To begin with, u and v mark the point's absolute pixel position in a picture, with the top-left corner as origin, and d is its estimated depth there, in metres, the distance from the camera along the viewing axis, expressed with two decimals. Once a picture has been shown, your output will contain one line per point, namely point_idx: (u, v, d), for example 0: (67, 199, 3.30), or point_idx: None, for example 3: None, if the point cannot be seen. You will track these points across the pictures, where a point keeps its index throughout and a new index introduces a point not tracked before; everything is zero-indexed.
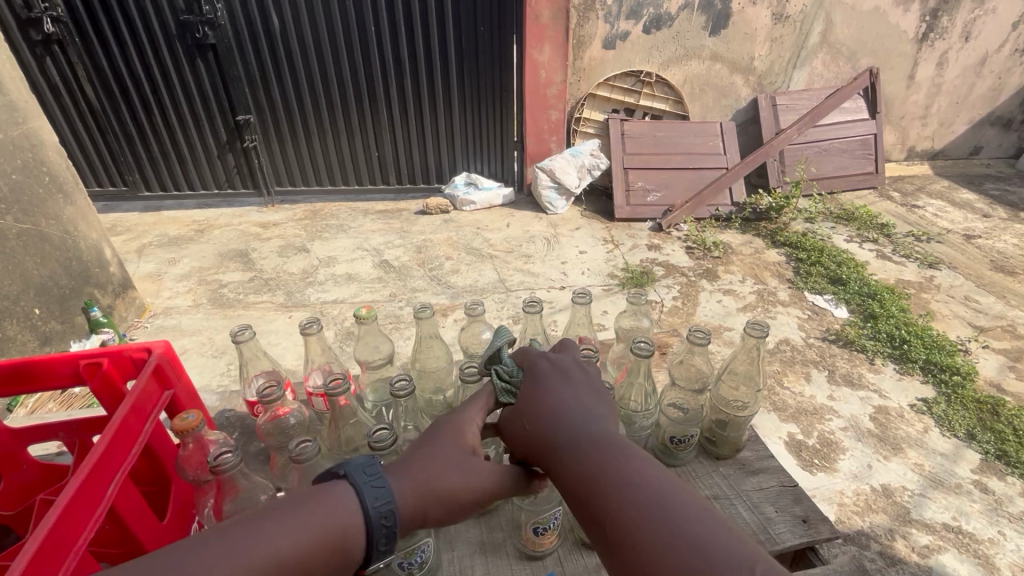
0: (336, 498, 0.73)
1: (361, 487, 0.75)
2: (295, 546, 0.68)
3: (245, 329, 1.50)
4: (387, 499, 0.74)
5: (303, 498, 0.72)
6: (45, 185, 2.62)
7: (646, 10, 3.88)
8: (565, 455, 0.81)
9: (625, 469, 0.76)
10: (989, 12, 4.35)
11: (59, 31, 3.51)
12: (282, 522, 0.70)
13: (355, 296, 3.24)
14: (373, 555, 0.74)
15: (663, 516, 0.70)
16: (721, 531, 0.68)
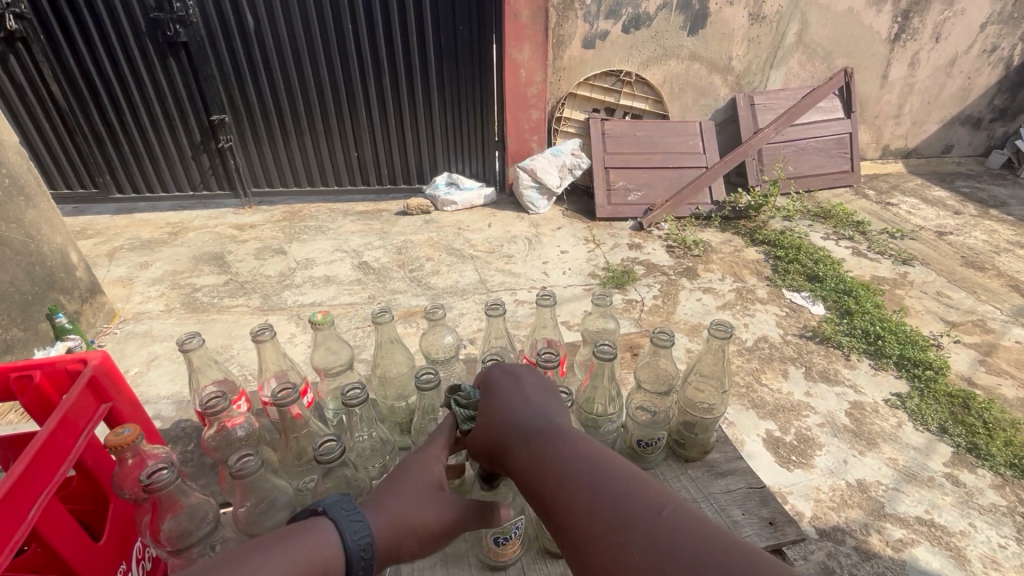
0: (317, 530, 0.64)
1: (339, 520, 0.66)
2: None
3: (195, 334, 1.09)
4: (366, 532, 0.66)
5: (288, 532, 0.63)
6: (5, 189, 2.36)
7: (625, 10, 3.89)
8: (507, 447, 0.76)
9: (562, 447, 0.71)
10: (959, 14, 4.43)
11: (23, 28, 3.45)
12: (269, 555, 0.60)
13: (333, 298, 3.11)
14: None
15: (599, 486, 0.65)
16: (657, 491, 0.64)
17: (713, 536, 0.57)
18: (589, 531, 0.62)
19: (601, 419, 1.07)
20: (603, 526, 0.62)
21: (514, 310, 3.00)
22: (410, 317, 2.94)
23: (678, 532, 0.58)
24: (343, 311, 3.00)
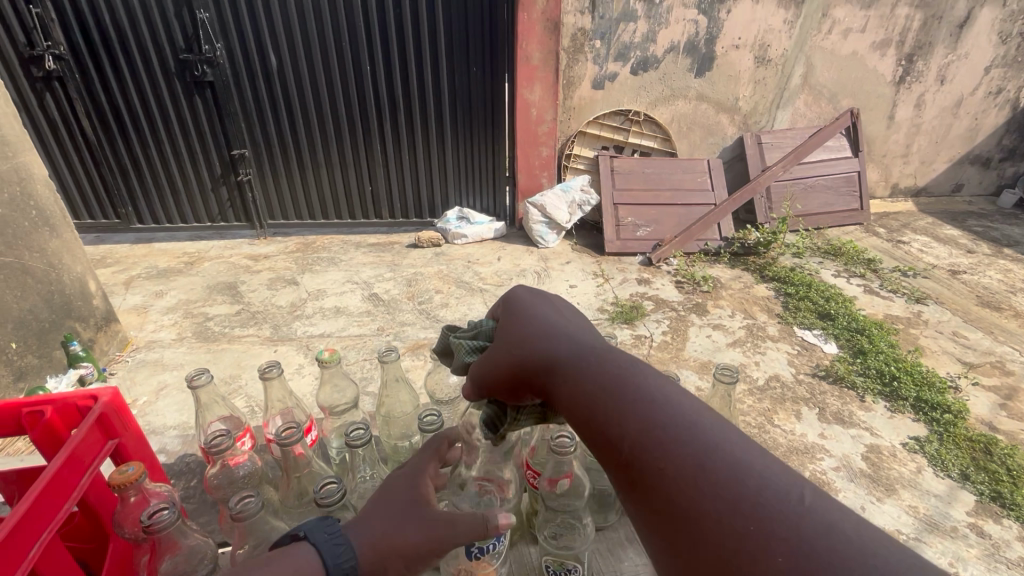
0: (298, 556, 0.64)
1: (319, 545, 0.66)
2: None
3: (202, 371, 1.11)
4: (348, 555, 0.66)
5: (266, 561, 0.63)
6: (31, 219, 2.44)
7: (633, 53, 4.01)
8: (562, 377, 0.73)
9: (631, 389, 0.66)
10: (962, 57, 4.51)
11: (60, 68, 3.64)
12: None
13: (342, 329, 3.13)
14: None
15: (678, 440, 0.59)
16: (749, 453, 0.57)
17: (818, 520, 0.50)
18: (660, 486, 0.58)
19: None
20: (679, 484, 0.56)
21: None
22: (418, 349, 2.94)
23: (773, 508, 0.51)
24: (352, 343, 3.01)
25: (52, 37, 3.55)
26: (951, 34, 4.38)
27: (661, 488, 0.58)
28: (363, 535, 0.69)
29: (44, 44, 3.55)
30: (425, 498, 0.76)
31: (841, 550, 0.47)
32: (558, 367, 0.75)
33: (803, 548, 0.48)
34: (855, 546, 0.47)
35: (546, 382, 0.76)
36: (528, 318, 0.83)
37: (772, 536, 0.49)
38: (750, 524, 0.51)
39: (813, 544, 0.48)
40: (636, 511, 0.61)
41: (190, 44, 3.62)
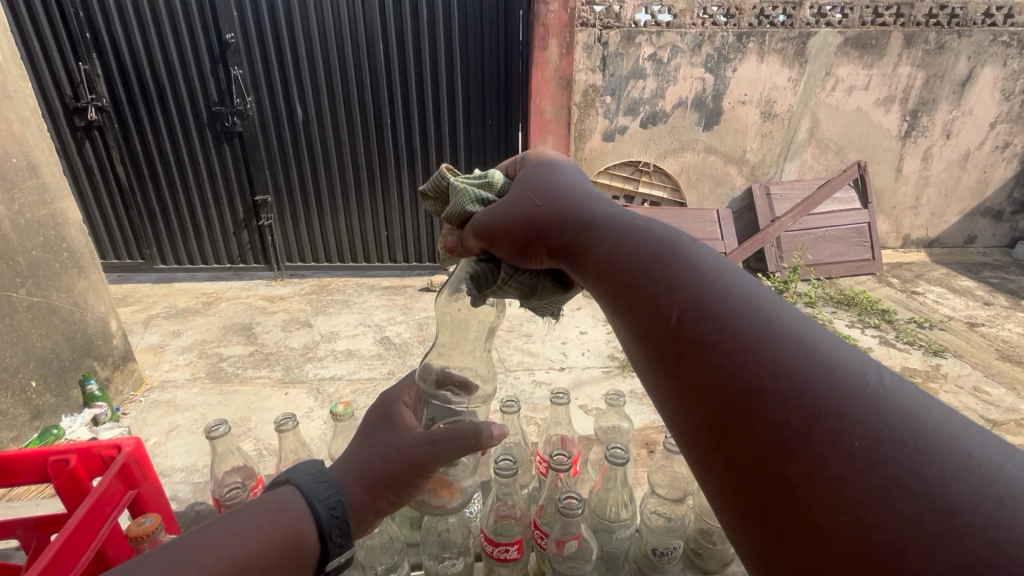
0: (287, 496, 0.75)
1: (307, 483, 0.77)
2: (249, 547, 0.68)
3: (220, 422, 1.14)
4: (331, 493, 0.77)
5: (254, 505, 0.74)
6: (62, 260, 2.55)
7: (643, 107, 4.17)
8: (592, 248, 0.68)
9: (670, 259, 0.59)
10: (967, 113, 4.61)
11: (101, 119, 3.88)
12: (235, 526, 0.70)
13: (353, 373, 3.15)
14: (328, 549, 0.74)
15: (728, 315, 0.51)
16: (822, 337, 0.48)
17: (911, 412, 0.40)
18: (702, 361, 0.50)
19: (615, 525, 1.04)
20: (728, 361, 0.48)
21: (531, 391, 2.98)
22: None
23: (853, 395, 0.42)
24: (362, 387, 3.02)
25: (96, 91, 3.81)
26: (954, 91, 4.50)
27: (704, 362, 0.50)
28: (350, 473, 0.80)
29: (88, 97, 3.80)
30: (405, 430, 0.87)
31: (936, 450, 0.38)
32: (589, 241, 0.69)
33: (888, 439, 0.39)
34: (960, 448, 0.38)
35: (577, 255, 0.71)
36: (557, 196, 0.80)
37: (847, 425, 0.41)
38: (819, 407, 0.42)
39: (898, 438, 0.39)
40: (669, 390, 0.54)
41: (223, 98, 3.85)
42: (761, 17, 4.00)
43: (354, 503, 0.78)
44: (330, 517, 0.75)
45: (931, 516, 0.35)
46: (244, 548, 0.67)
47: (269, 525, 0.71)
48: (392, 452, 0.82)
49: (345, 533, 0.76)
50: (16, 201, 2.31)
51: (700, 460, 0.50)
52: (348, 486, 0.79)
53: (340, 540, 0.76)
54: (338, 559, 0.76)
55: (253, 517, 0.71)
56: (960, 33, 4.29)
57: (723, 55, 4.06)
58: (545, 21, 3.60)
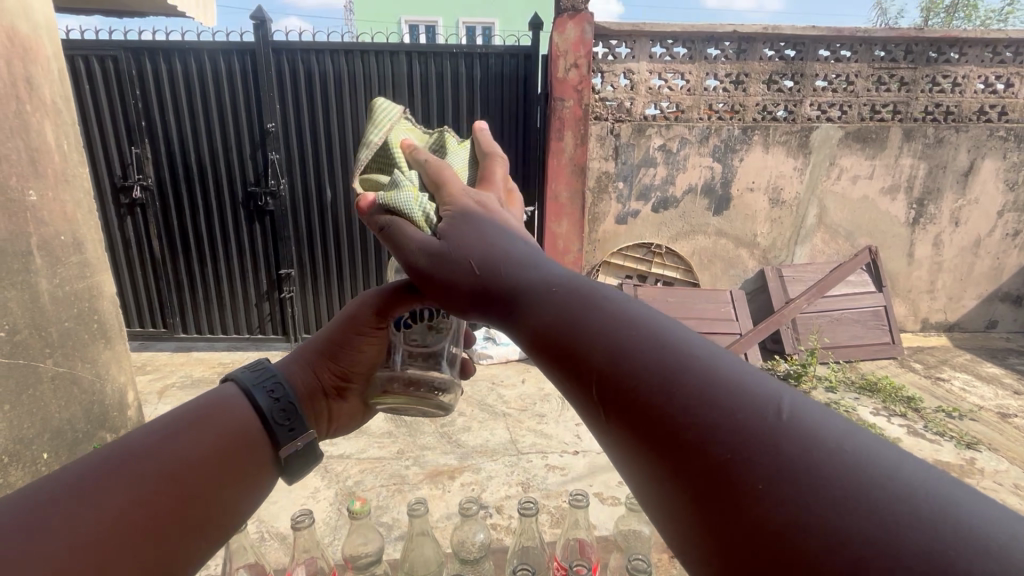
0: (220, 397, 0.86)
1: (241, 382, 0.89)
2: (193, 443, 0.76)
3: None
4: (269, 372, 0.93)
5: (196, 407, 0.82)
6: (91, 331, 2.63)
7: (654, 193, 4.35)
8: (527, 293, 0.67)
9: (606, 307, 0.60)
10: (973, 202, 4.71)
11: (144, 196, 4.16)
12: (176, 428, 0.77)
13: (362, 451, 3.08)
14: (277, 433, 0.86)
15: (671, 361, 0.51)
16: (750, 372, 0.50)
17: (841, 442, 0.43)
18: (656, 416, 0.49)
19: None
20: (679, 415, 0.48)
21: (543, 476, 2.88)
22: (436, 477, 2.84)
23: (793, 431, 0.44)
24: (370, 467, 2.94)
25: (143, 172, 4.11)
26: (957, 181, 4.63)
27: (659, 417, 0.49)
28: (288, 367, 0.97)
29: (136, 177, 4.10)
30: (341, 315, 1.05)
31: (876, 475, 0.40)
32: (528, 282, 0.68)
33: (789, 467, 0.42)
34: (891, 470, 0.40)
35: (509, 303, 0.69)
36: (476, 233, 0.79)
37: (797, 466, 0.42)
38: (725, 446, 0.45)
39: (846, 470, 0.41)
40: (625, 451, 0.52)
41: (259, 179, 4.12)
42: (764, 112, 4.27)
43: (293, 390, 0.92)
44: (269, 403, 0.88)
45: (892, 545, 0.37)
46: (179, 441, 0.75)
47: (202, 418, 0.80)
48: (326, 339, 1.00)
49: (291, 414, 0.88)
50: (58, 274, 2.43)
51: (670, 520, 0.48)
52: (285, 377, 0.95)
53: (289, 422, 0.88)
54: (294, 445, 0.88)
55: (179, 419, 0.79)
56: (958, 128, 4.48)
57: (729, 146, 4.28)
58: (561, 115, 3.87)
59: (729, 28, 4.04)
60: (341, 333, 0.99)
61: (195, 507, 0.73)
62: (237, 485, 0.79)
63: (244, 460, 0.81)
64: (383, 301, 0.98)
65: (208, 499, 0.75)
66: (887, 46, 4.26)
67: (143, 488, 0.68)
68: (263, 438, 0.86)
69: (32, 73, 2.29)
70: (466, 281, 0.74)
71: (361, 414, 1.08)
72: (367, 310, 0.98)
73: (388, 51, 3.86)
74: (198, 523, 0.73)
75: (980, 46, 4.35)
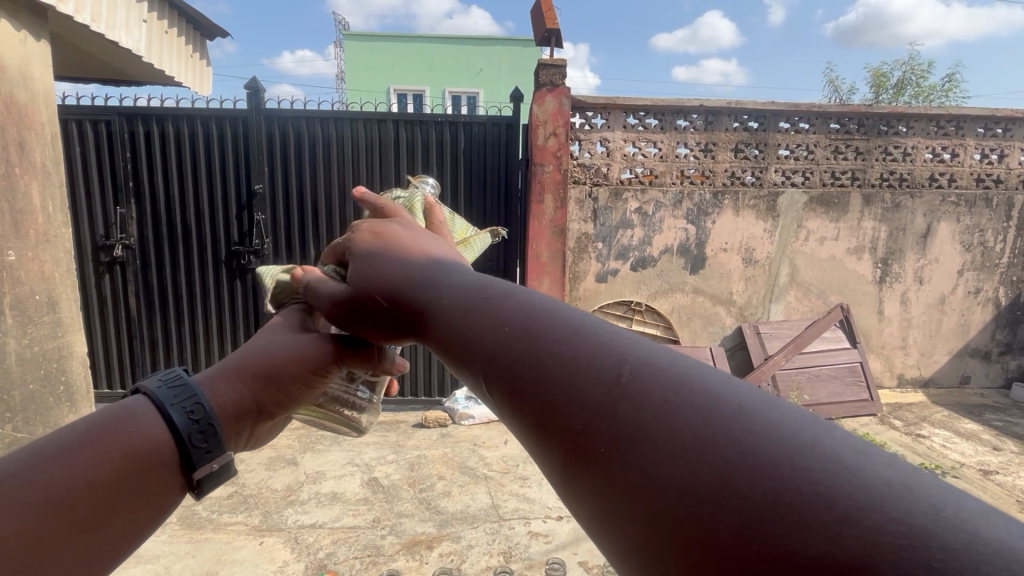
0: (130, 410, 0.75)
1: (158, 397, 0.76)
2: (85, 463, 0.67)
3: None
4: (187, 392, 0.78)
5: (105, 418, 0.73)
6: (56, 394, 2.54)
7: (632, 253, 4.50)
8: (435, 303, 0.73)
9: (501, 299, 0.67)
10: (934, 261, 4.94)
11: (125, 255, 4.14)
12: (75, 443, 0.69)
13: (335, 520, 2.93)
14: (192, 453, 0.75)
15: (551, 341, 0.57)
16: (620, 338, 0.56)
17: (706, 391, 0.47)
18: (537, 401, 0.53)
19: None
20: (561, 395, 0.52)
21: (526, 545, 2.76)
22: (413, 547, 2.71)
23: (659, 390, 0.47)
24: (344, 537, 2.79)
25: (127, 232, 4.12)
26: (917, 243, 4.88)
27: (543, 397, 0.53)
28: (214, 383, 0.82)
29: (118, 236, 4.10)
30: (291, 335, 0.92)
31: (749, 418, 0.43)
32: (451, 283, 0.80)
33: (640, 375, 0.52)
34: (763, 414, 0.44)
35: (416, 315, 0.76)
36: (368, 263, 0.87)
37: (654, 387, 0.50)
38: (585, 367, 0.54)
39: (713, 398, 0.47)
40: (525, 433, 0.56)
41: (243, 238, 4.16)
42: (732, 178, 4.52)
43: (219, 411, 0.79)
44: (187, 422, 0.76)
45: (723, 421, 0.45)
46: (78, 457, 0.68)
47: (106, 433, 0.71)
48: (274, 365, 0.86)
49: (210, 435, 0.76)
50: (28, 334, 2.37)
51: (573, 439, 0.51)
52: (209, 395, 0.80)
53: (208, 445, 0.76)
54: (208, 466, 0.77)
55: (85, 431, 0.71)
56: (912, 194, 4.78)
57: (702, 210, 4.49)
58: (541, 179, 4.05)
59: (696, 102, 4.35)
60: (294, 365, 0.87)
61: (92, 534, 0.67)
62: (142, 507, 0.71)
63: (150, 481, 0.72)
64: (347, 349, 0.91)
65: (105, 525, 0.68)
66: (841, 119, 4.60)
67: (26, 515, 0.62)
68: (173, 459, 0.74)
69: (25, 137, 2.35)
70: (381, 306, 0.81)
71: (274, 437, 0.97)
72: (331, 355, 0.90)
73: (376, 119, 4.06)
74: (91, 551, 0.67)
75: (925, 121, 4.71)
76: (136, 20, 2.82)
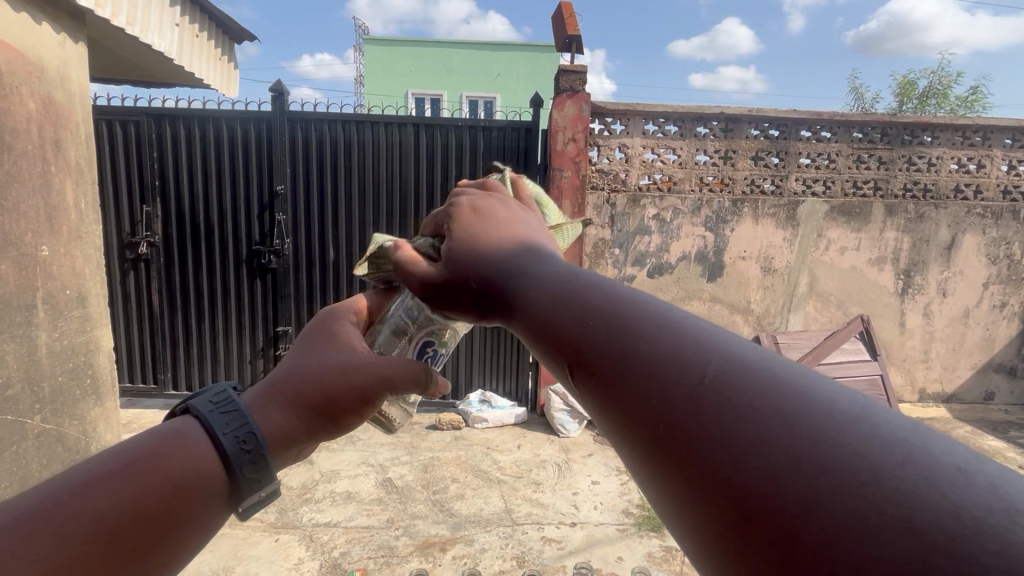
0: (180, 433, 0.77)
1: (210, 422, 0.78)
2: (139, 489, 0.69)
3: None
4: (241, 424, 0.79)
5: (156, 442, 0.75)
6: (83, 387, 2.60)
7: (649, 260, 4.49)
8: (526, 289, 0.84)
9: (597, 289, 0.71)
10: (958, 274, 4.85)
11: (149, 252, 4.22)
12: (129, 465, 0.71)
13: (350, 519, 2.95)
14: (240, 481, 0.77)
15: (647, 330, 0.61)
16: (720, 336, 0.59)
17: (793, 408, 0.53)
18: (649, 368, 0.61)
19: None
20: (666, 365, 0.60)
21: (539, 550, 2.75)
22: (427, 549, 2.71)
23: (751, 388, 0.50)
24: (358, 536, 2.81)
25: (152, 229, 4.20)
26: (941, 255, 4.79)
27: (626, 377, 0.58)
28: (264, 408, 0.83)
29: (144, 234, 4.19)
30: (339, 357, 0.93)
31: (843, 434, 0.44)
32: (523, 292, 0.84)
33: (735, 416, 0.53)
34: (866, 429, 0.44)
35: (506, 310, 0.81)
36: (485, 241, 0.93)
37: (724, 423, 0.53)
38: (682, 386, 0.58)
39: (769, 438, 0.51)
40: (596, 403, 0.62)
41: (264, 239, 4.23)
42: (752, 186, 4.48)
43: (269, 440, 0.81)
44: (238, 449, 0.78)
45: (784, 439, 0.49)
46: (132, 484, 0.69)
47: (156, 460, 0.72)
48: (327, 392, 0.87)
49: (260, 467, 0.78)
50: (58, 328, 2.43)
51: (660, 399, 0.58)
52: (260, 423, 0.81)
53: (259, 477, 0.78)
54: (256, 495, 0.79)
55: (136, 455, 0.73)
56: (937, 205, 4.70)
57: (721, 217, 4.46)
58: (560, 184, 4.06)
59: (717, 109, 4.33)
60: (347, 391, 0.88)
61: (144, 560, 0.68)
62: (190, 536, 0.73)
63: (199, 507, 0.73)
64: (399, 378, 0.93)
65: (154, 556, 0.69)
66: (864, 128, 4.54)
67: (82, 548, 0.64)
68: (225, 486, 0.76)
69: (61, 136, 2.42)
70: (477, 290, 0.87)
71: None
72: (380, 380, 0.91)
73: (397, 123, 4.11)
74: None
75: (951, 131, 4.63)
76: (169, 24, 2.90)
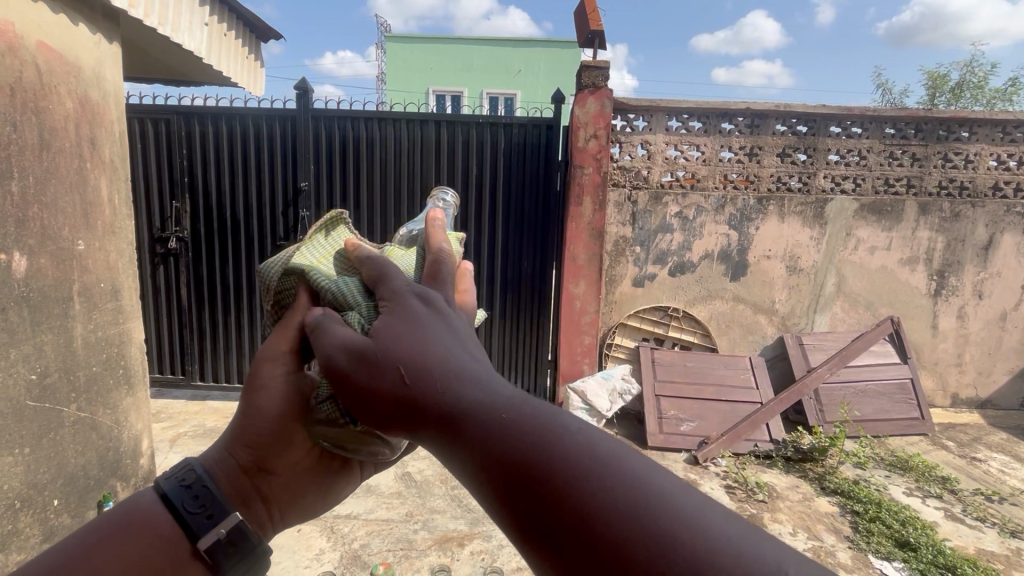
0: (123, 505, 0.88)
1: (153, 481, 0.90)
2: (110, 539, 0.82)
3: None
4: (183, 473, 0.90)
5: (123, 509, 0.87)
6: (116, 376, 2.68)
7: (671, 258, 4.44)
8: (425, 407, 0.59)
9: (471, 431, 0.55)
10: (995, 275, 4.66)
11: (178, 247, 4.34)
12: (100, 528, 0.84)
13: (369, 512, 2.99)
14: (191, 515, 0.86)
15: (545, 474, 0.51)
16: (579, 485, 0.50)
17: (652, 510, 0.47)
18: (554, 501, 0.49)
19: None
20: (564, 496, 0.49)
21: None
22: (445, 544, 2.74)
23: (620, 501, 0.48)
24: (377, 529, 2.84)
25: (181, 224, 4.31)
26: (977, 255, 4.61)
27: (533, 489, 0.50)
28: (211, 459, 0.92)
29: (173, 229, 4.31)
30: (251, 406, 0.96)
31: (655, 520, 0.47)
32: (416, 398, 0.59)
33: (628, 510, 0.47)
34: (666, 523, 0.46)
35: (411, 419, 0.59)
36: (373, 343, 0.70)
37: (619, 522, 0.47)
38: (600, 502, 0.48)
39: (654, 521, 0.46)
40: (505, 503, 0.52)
41: (288, 234, 4.30)
42: (778, 183, 4.38)
43: (212, 478, 0.89)
44: (181, 490, 0.88)
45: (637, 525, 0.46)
46: (93, 556, 0.80)
47: (109, 529, 0.84)
48: (241, 408, 0.91)
49: (205, 501, 0.87)
50: (93, 319, 2.51)
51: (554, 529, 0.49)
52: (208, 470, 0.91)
53: (206, 510, 0.87)
54: (215, 532, 0.85)
55: (106, 523, 0.85)
56: (973, 203, 4.53)
57: (745, 215, 4.39)
58: (580, 181, 4.03)
59: (743, 105, 4.23)
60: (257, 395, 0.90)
61: None
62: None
63: (161, 548, 0.84)
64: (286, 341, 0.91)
65: None
66: (897, 124, 4.39)
67: None
68: (178, 530, 0.86)
69: (97, 134, 2.49)
70: (388, 388, 0.61)
71: (307, 502, 0.94)
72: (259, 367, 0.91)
73: (419, 120, 4.12)
74: None
75: (990, 126, 4.45)
76: (198, 23, 2.95)
